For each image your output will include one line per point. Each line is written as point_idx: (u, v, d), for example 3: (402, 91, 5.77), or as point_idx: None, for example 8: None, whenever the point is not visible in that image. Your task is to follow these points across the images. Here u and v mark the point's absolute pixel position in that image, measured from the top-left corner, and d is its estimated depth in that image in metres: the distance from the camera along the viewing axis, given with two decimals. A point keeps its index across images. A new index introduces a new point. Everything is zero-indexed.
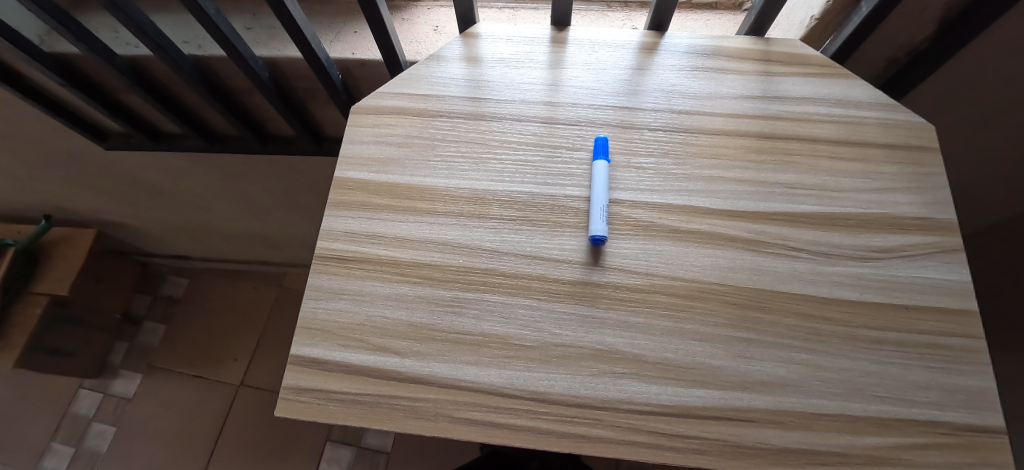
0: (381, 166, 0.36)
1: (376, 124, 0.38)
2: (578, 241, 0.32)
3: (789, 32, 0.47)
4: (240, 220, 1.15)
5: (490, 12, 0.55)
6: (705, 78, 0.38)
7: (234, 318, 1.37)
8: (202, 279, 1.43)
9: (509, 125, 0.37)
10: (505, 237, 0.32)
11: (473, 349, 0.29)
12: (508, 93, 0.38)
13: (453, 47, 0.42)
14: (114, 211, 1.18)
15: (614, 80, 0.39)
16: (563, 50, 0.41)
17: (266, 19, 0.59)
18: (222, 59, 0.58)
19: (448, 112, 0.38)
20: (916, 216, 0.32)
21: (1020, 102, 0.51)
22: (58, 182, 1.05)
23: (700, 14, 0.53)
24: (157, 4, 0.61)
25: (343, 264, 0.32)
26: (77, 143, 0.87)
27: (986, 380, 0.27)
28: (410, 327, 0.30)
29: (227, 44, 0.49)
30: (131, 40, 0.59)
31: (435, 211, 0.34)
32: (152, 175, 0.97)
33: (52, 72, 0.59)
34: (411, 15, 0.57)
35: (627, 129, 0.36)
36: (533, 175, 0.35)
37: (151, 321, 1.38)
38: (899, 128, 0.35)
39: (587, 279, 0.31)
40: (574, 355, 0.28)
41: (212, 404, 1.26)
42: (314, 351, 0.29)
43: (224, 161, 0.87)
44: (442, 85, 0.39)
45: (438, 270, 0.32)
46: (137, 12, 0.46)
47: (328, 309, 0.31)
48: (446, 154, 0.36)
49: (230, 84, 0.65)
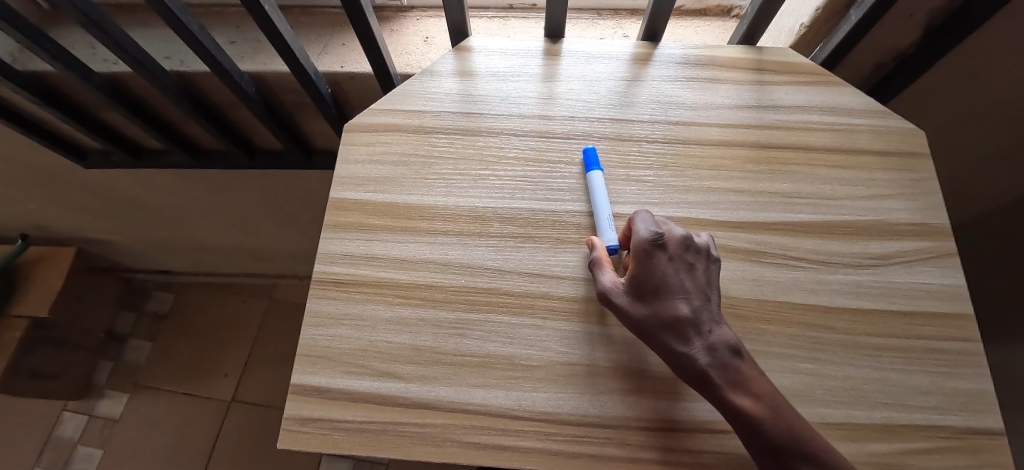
0: (376, 185, 0.36)
1: (371, 143, 0.38)
2: (581, 256, 0.32)
3: (779, 38, 0.48)
4: (227, 233, 1.12)
5: (480, 21, 0.55)
6: (700, 89, 0.38)
7: (223, 333, 1.34)
8: (188, 293, 1.39)
9: (505, 141, 0.36)
10: (507, 256, 0.32)
11: (479, 371, 0.28)
12: (503, 107, 0.38)
13: (444, 61, 0.41)
14: (94, 228, 1.14)
15: (608, 92, 0.39)
16: (557, 63, 0.40)
17: (250, 32, 0.58)
18: (205, 74, 0.57)
19: (442, 128, 0.38)
20: (911, 222, 0.33)
21: (999, 103, 0.52)
22: (35, 201, 1.01)
23: (690, 20, 0.54)
24: (134, 18, 0.60)
25: (342, 288, 0.31)
26: (55, 162, 0.84)
27: (984, 383, 0.28)
28: (415, 351, 0.29)
29: (211, 59, 0.48)
30: (109, 57, 0.58)
31: (435, 230, 0.33)
32: (135, 191, 0.94)
33: (26, 91, 0.57)
34: (399, 25, 0.57)
35: (624, 142, 0.36)
36: (532, 190, 0.34)
37: (135, 339, 1.34)
38: (891, 134, 0.36)
39: (591, 296, 0.31)
40: (581, 373, 0.28)
41: (204, 422, 1.23)
42: (316, 379, 0.28)
43: (210, 176, 0.86)
44: (434, 101, 0.39)
45: (441, 292, 0.31)
46: (113, 28, 0.45)
47: (329, 336, 0.30)
48: (443, 172, 0.36)
49: (214, 98, 0.63)
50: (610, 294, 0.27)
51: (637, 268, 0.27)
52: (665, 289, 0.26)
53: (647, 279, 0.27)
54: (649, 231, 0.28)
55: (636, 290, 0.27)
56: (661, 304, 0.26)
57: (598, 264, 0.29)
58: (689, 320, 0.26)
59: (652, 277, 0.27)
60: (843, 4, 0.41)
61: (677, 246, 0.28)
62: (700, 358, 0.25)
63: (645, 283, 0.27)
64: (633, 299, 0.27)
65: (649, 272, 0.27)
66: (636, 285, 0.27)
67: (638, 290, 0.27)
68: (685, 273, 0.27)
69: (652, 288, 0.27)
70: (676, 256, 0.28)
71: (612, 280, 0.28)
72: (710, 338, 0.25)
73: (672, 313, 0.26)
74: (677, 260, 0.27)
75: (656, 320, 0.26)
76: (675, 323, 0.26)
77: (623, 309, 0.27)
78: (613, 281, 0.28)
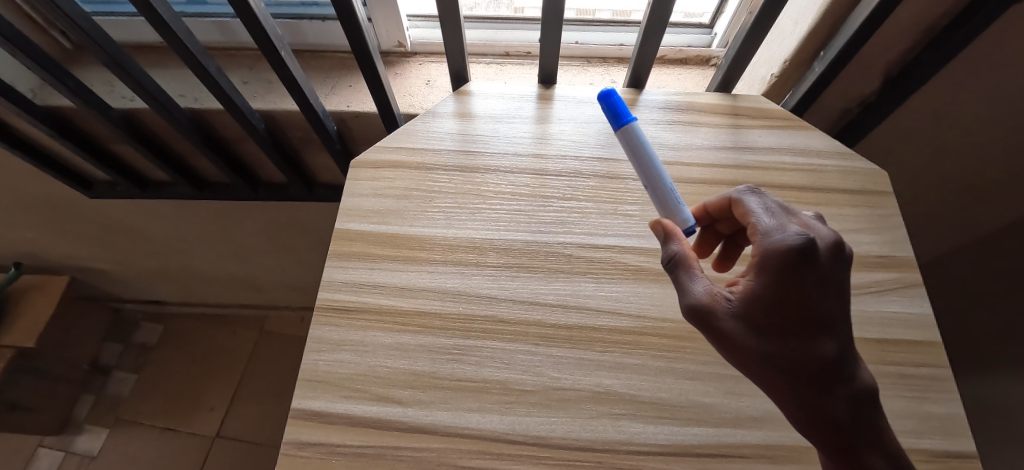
0: (380, 217, 0.38)
1: (375, 178, 0.40)
2: (573, 286, 0.34)
3: (753, 86, 0.53)
4: (224, 263, 1.13)
5: (479, 67, 0.60)
6: (681, 131, 0.41)
7: (212, 365, 1.32)
8: (179, 324, 1.38)
9: (501, 178, 0.39)
10: (503, 284, 0.34)
11: (475, 396, 0.29)
12: (500, 146, 0.41)
13: (445, 103, 0.45)
14: (89, 256, 1.14)
15: (597, 133, 0.42)
16: (549, 106, 0.44)
17: (263, 74, 0.62)
18: (217, 111, 0.60)
19: (442, 165, 0.40)
20: (879, 255, 0.35)
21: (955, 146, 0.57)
22: (33, 229, 1.02)
23: (672, 68, 0.59)
24: (154, 58, 0.64)
25: (344, 315, 0.33)
26: (60, 192, 0.86)
27: (954, 407, 0.29)
28: (413, 376, 0.30)
29: (226, 97, 0.52)
30: (126, 94, 0.62)
31: (434, 259, 0.35)
32: (136, 221, 0.96)
33: (42, 124, 0.60)
34: (403, 69, 0.61)
35: (612, 180, 0.39)
36: (526, 223, 0.37)
37: (120, 370, 1.31)
38: (857, 174, 0.39)
39: (583, 323, 0.32)
40: (573, 398, 0.29)
41: (185, 459, 1.19)
42: (316, 403, 0.29)
43: (213, 207, 0.88)
44: (435, 140, 0.42)
45: (439, 319, 0.33)
46: (134, 68, 0.50)
47: (330, 361, 0.31)
48: (443, 205, 0.38)
49: (223, 133, 0.67)
50: (719, 315, 0.22)
51: (771, 289, 0.21)
52: (795, 318, 0.21)
53: (775, 304, 0.21)
54: (795, 236, 0.22)
55: (756, 313, 0.22)
56: (787, 335, 0.21)
57: (684, 266, 0.24)
58: (815, 355, 0.21)
59: (788, 305, 0.21)
60: (807, 58, 0.46)
61: (825, 262, 0.22)
62: (818, 400, 0.21)
63: (775, 311, 0.21)
64: (748, 323, 0.22)
65: (787, 296, 0.21)
66: (759, 310, 0.22)
67: (758, 314, 0.22)
68: (830, 301, 0.22)
69: (785, 319, 0.21)
70: (825, 277, 0.22)
71: (708, 291, 0.23)
72: (839, 385, 0.21)
73: (796, 347, 0.21)
74: (824, 281, 0.22)
75: (784, 361, 0.21)
76: (798, 358, 0.21)
77: (734, 335, 0.22)
78: (714, 291, 0.23)
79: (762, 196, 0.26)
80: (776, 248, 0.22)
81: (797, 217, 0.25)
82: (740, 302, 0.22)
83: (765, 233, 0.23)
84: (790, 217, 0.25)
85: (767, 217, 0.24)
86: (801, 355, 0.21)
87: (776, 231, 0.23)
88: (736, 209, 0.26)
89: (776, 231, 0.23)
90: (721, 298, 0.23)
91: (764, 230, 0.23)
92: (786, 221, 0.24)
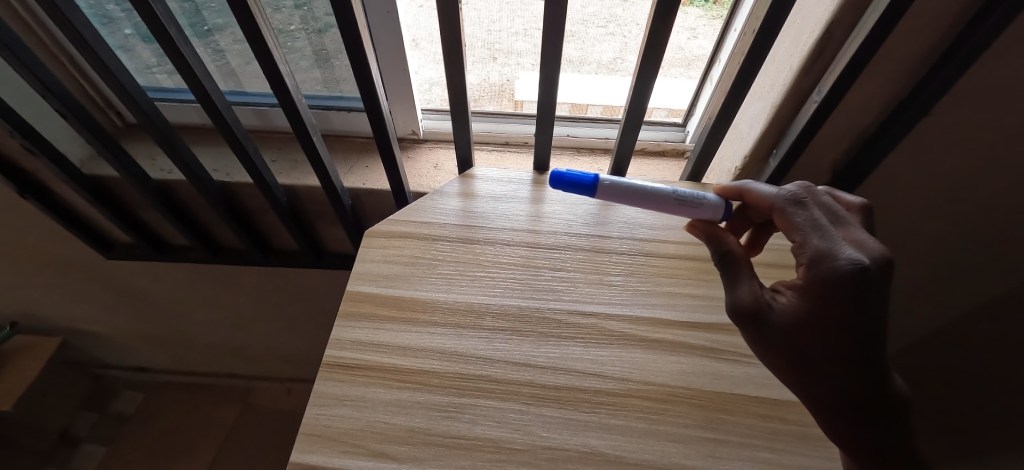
0: (388, 282, 0.42)
1: (386, 247, 0.45)
2: (562, 349, 0.37)
3: (721, 176, 0.61)
4: (221, 329, 1.14)
5: (482, 154, 0.69)
6: (658, 214, 0.48)
7: (187, 439, 1.25)
8: (160, 393, 1.33)
9: (498, 249, 0.44)
10: (497, 346, 0.37)
11: (466, 454, 0.31)
12: (498, 222, 0.46)
13: (451, 185, 0.51)
14: (84, 318, 1.14)
15: (585, 213, 0.48)
16: (542, 189, 0.50)
17: (291, 155, 0.71)
18: (246, 184, 0.67)
19: (446, 237, 0.45)
20: None
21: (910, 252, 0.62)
22: (38, 290, 1.04)
23: (651, 160, 0.67)
24: (197, 139, 0.73)
25: (348, 371, 0.35)
26: (78, 254, 0.90)
27: None
28: (409, 432, 0.32)
29: (257, 172, 0.59)
30: (166, 167, 0.69)
31: (434, 321, 0.38)
32: (144, 282, 0.98)
33: (82, 189, 0.66)
34: (414, 153, 0.70)
35: (599, 252, 0.44)
36: (520, 290, 0.41)
37: (90, 442, 1.24)
38: None
39: (571, 385, 0.35)
40: (561, 457, 0.31)
41: None
42: (314, 457, 0.31)
43: (222, 272, 0.92)
44: (440, 215, 0.48)
45: (436, 377, 0.35)
46: (181, 145, 0.57)
47: (330, 416, 0.33)
48: (446, 272, 0.42)
49: (247, 204, 0.73)
50: (762, 317, 0.29)
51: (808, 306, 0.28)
52: (827, 327, 0.27)
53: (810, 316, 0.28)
54: (844, 266, 0.26)
55: (794, 319, 0.28)
56: (818, 340, 0.27)
57: (736, 270, 0.31)
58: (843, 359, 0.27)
59: (823, 318, 0.27)
60: (763, 155, 0.54)
61: (875, 285, 0.26)
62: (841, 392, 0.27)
63: (811, 322, 0.28)
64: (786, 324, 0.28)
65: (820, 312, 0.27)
66: (800, 319, 0.28)
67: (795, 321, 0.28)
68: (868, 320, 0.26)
69: (820, 332, 0.27)
70: (867, 302, 0.26)
71: (751, 294, 0.29)
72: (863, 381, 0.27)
73: (825, 351, 0.27)
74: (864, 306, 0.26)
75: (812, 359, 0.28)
76: (828, 360, 0.27)
77: (773, 333, 0.28)
78: (759, 295, 0.29)
79: (812, 208, 0.30)
80: (825, 277, 0.27)
81: (849, 229, 0.28)
82: (781, 311, 0.29)
83: (818, 259, 0.27)
84: (842, 234, 0.28)
85: (818, 239, 0.28)
86: (832, 360, 0.27)
87: (830, 257, 0.27)
88: (786, 222, 0.30)
89: (827, 257, 0.27)
90: (765, 301, 0.29)
91: (817, 254, 0.28)
92: (840, 240, 0.28)
